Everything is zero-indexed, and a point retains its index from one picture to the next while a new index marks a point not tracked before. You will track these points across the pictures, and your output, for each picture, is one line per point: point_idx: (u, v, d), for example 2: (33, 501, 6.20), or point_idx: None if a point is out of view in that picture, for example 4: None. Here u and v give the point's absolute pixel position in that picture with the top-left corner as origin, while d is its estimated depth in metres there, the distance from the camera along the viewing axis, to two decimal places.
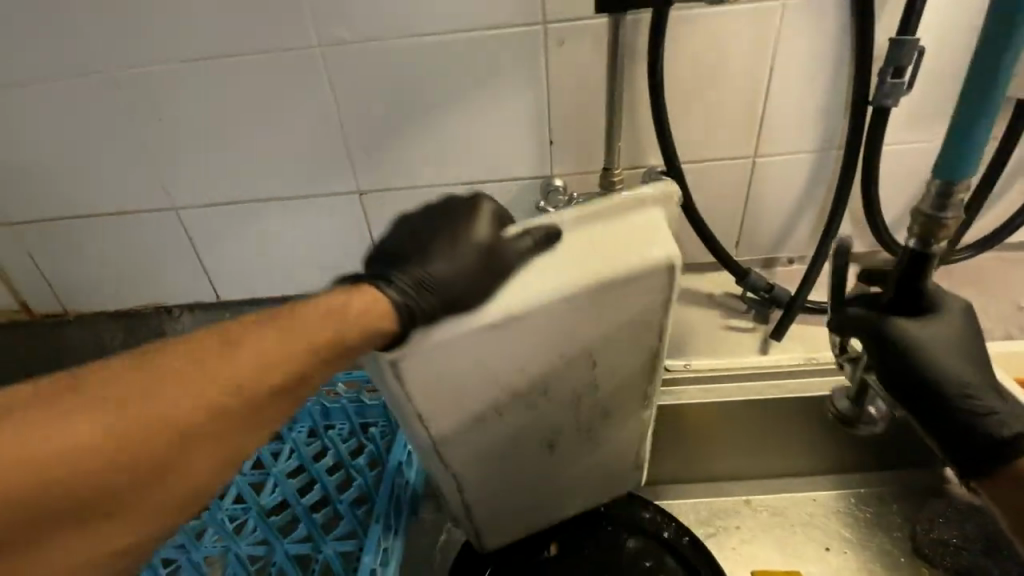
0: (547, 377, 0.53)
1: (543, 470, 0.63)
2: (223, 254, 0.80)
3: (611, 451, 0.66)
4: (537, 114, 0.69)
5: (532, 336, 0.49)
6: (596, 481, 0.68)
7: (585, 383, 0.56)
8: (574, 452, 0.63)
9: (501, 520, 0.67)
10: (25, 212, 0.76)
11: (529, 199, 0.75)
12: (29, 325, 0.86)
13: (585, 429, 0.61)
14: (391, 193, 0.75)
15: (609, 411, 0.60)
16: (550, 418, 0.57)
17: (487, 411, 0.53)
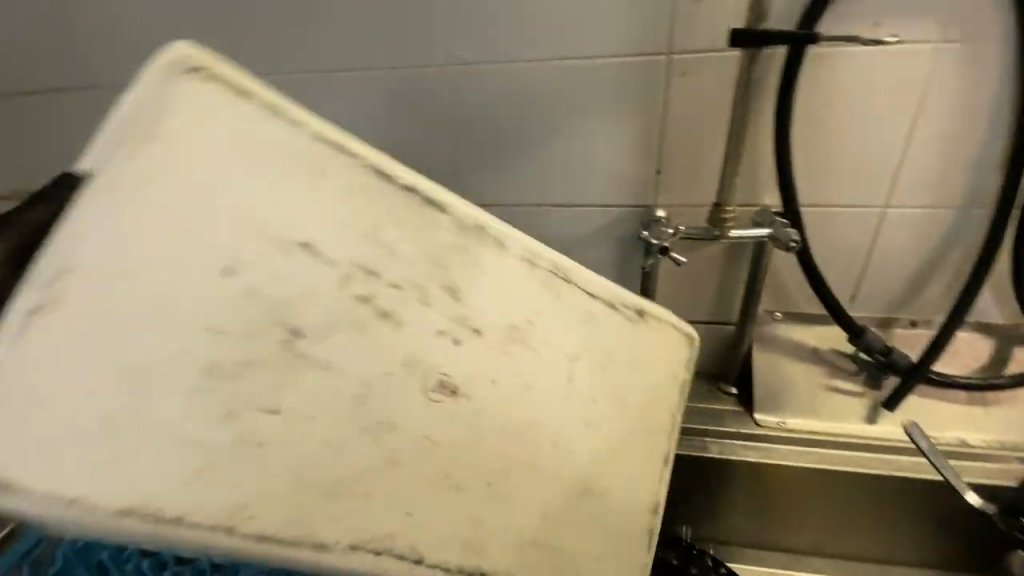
0: (278, 301, 0.35)
1: (489, 434, 0.44)
2: None
3: (554, 353, 0.47)
4: (649, 143, 0.68)
5: (114, 245, 0.31)
6: (620, 405, 0.52)
7: (343, 267, 0.38)
8: (487, 382, 0.44)
9: (567, 541, 0.49)
10: None
11: (627, 227, 0.74)
12: None
13: (448, 335, 0.42)
14: (489, 208, 0.76)
15: (456, 265, 0.43)
16: (333, 357, 0.37)
17: (215, 426, 0.34)
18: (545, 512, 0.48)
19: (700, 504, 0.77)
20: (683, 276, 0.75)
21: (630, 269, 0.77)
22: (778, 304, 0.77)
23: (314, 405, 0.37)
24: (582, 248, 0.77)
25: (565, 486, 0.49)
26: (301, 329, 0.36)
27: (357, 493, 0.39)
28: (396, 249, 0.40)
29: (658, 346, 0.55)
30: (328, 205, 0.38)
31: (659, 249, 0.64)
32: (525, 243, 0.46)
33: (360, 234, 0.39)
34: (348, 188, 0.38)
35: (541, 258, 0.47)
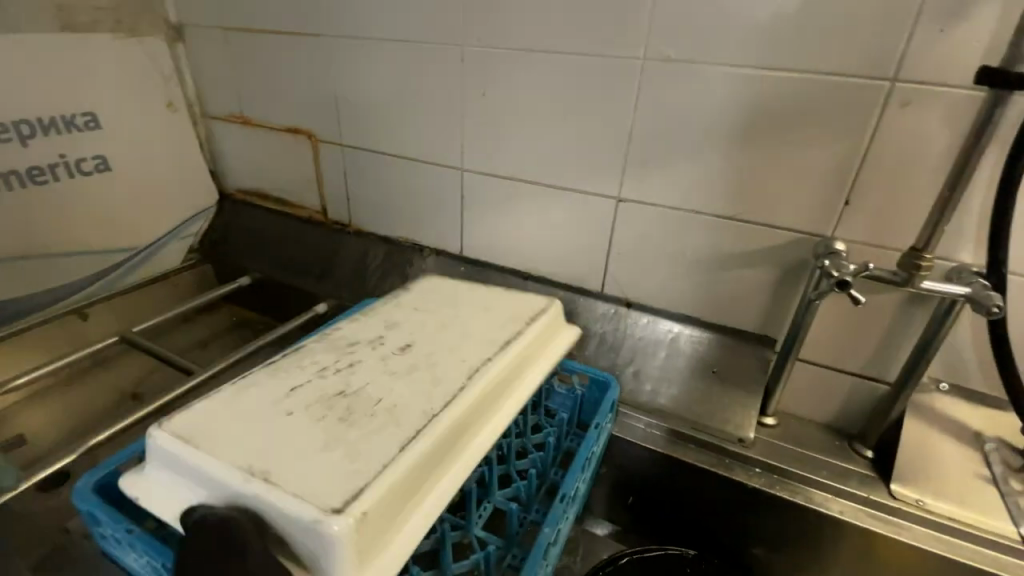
0: (316, 395, 0.49)
1: (426, 330, 0.59)
2: (481, 216, 0.90)
3: (422, 317, 0.62)
4: (842, 172, 0.64)
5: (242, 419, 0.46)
6: (458, 294, 0.68)
7: (310, 374, 0.52)
8: (399, 332, 0.59)
9: (518, 307, 0.65)
10: (354, 138, 0.95)
11: (792, 254, 0.71)
12: (323, 224, 1.07)
13: (380, 343, 0.57)
14: (647, 207, 0.77)
15: (349, 339, 0.58)
16: (362, 376, 0.52)
17: (332, 402, 0.49)
18: (492, 319, 0.62)
19: (798, 559, 0.72)
20: (843, 320, 0.72)
21: (782, 299, 0.74)
22: (946, 374, 0.70)
23: (374, 385, 0.50)
24: (735, 266, 0.75)
25: (479, 315, 0.62)
26: (343, 387, 0.50)
27: (431, 368, 0.53)
28: (310, 364, 0.54)
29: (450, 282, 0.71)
30: (287, 364, 0.53)
31: (838, 281, 0.61)
32: (354, 321, 0.61)
33: (293, 374, 0.52)
34: (265, 371, 0.52)
35: (370, 317, 0.62)
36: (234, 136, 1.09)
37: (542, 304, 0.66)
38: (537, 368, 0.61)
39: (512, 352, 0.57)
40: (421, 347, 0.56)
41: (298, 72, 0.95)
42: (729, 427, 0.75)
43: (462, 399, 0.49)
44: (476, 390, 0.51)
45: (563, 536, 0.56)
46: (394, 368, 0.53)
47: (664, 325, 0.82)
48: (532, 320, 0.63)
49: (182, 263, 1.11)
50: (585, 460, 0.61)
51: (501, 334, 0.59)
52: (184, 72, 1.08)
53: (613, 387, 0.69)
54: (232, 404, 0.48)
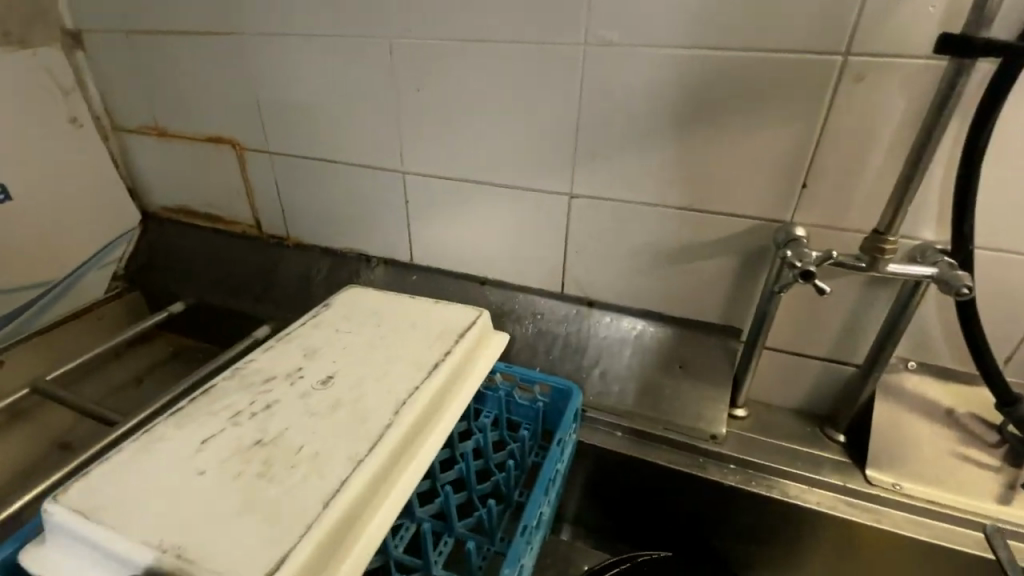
0: (233, 449, 0.43)
1: (345, 360, 0.53)
2: (425, 221, 0.84)
3: (346, 339, 0.56)
4: (798, 154, 0.61)
5: (147, 487, 0.40)
6: (378, 312, 0.61)
7: (225, 428, 0.45)
8: (306, 359, 0.54)
9: (448, 324, 0.58)
10: (284, 146, 0.87)
11: (752, 242, 0.68)
12: (259, 240, 0.99)
13: (299, 377, 0.51)
14: (602, 202, 0.72)
15: (265, 373, 0.52)
16: (281, 420, 0.46)
17: (251, 454, 0.43)
18: (417, 341, 0.56)
19: (778, 550, 0.71)
20: (809, 305, 0.69)
21: (746, 287, 0.71)
22: (913, 352, 0.69)
23: (292, 430, 0.45)
24: (696, 256, 0.71)
25: (409, 332, 0.57)
26: (260, 436, 0.45)
27: (354, 406, 0.47)
28: (222, 409, 0.48)
29: (379, 290, 0.65)
30: (191, 417, 0.47)
31: (801, 273, 0.57)
32: (271, 351, 0.55)
33: (205, 424, 0.46)
34: (172, 423, 0.46)
35: (288, 343, 0.56)
36: (152, 150, 0.99)
37: (474, 312, 0.61)
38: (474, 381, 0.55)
39: (444, 374, 0.52)
40: (346, 378, 0.51)
41: (215, 75, 0.86)
42: (700, 424, 0.73)
43: (387, 438, 0.44)
44: (404, 423, 0.46)
45: (529, 566, 0.52)
46: (315, 407, 0.47)
47: (628, 322, 0.79)
48: (463, 336, 0.57)
49: (104, 293, 1.02)
50: (547, 483, 0.56)
51: (433, 353, 0.54)
52: (87, 81, 0.96)
53: (575, 395, 0.65)
54: (140, 468, 0.42)
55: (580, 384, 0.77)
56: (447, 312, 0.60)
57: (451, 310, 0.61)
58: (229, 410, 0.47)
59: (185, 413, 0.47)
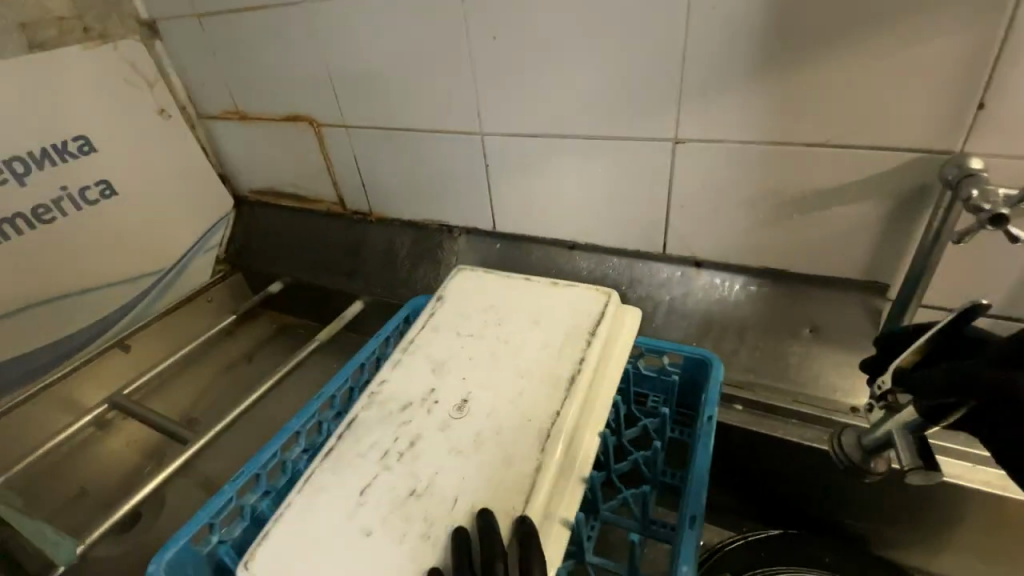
0: (391, 500, 0.43)
1: (475, 378, 0.51)
2: (509, 185, 0.79)
3: (469, 350, 0.54)
4: (974, 66, 0.49)
5: (326, 551, 0.41)
6: (496, 310, 0.58)
7: (379, 474, 0.45)
8: (436, 375, 0.53)
9: (573, 323, 0.55)
10: (359, 118, 0.85)
11: (904, 181, 0.57)
12: (342, 216, 0.99)
13: (434, 402, 0.50)
14: (710, 146, 0.63)
15: (399, 399, 0.51)
16: (428, 462, 0.46)
17: (413, 503, 0.43)
18: (545, 349, 0.53)
19: (926, 528, 0.64)
20: (974, 253, 0.58)
21: (893, 236, 0.61)
22: None
23: (444, 474, 0.44)
24: (829, 203, 0.62)
25: (535, 341, 0.54)
26: (414, 484, 0.44)
27: (499, 439, 0.46)
28: (369, 448, 0.48)
29: (487, 282, 0.62)
30: (345, 463, 0.47)
31: (990, 218, 0.46)
32: (399, 367, 0.54)
33: (357, 471, 0.46)
34: (327, 468, 0.47)
35: (414, 355, 0.55)
36: (236, 134, 1.01)
37: (603, 304, 0.56)
38: (612, 388, 0.51)
39: (584, 393, 0.49)
40: (478, 406, 0.49)
41: (286, 50, 0.84)
42: (836, 395, 0.65)
43: (542, 481, 0.43)
44: (555, 463, 0.44)
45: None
46: (457, 444, 0.46)
47: (744, 283, 0.71)
48: (592, 338, 0.53)
49: (211, 277, 1.07)
50: (702, 467, 0.52)
51: (564, 366, 0.51)
52: (169, 72, 0.98)
53: (713, 366, 0.60)
54: (312, 525, 0.43)
55: None
56: (569, 308, 0.57)
57: (572, 305, 0.57)
58: (380, 445, 0.48)
59: (332, 452, 0.48)
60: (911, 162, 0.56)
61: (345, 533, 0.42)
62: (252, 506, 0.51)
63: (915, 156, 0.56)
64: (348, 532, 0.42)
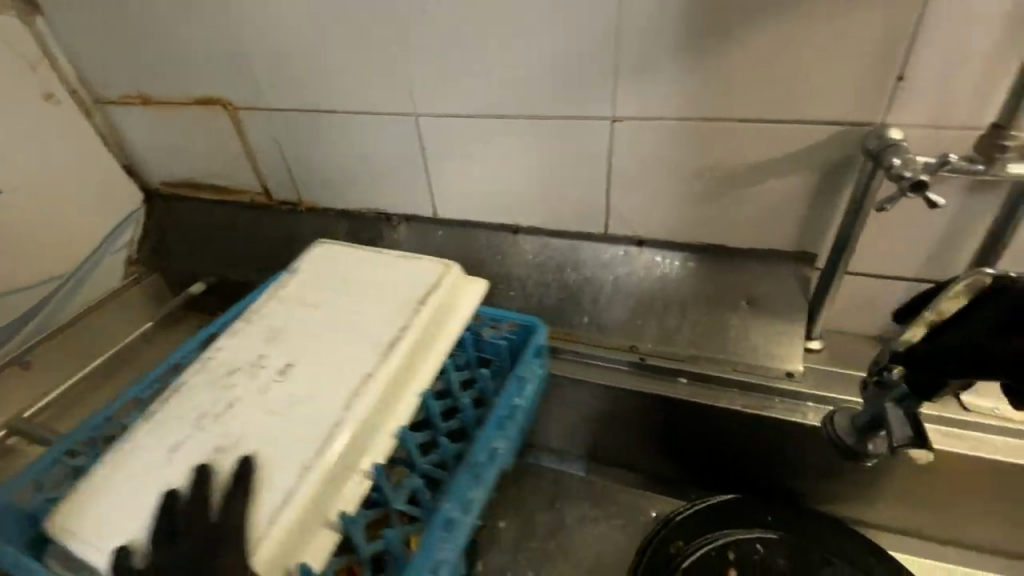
0: (201, 457, 0.44)
1: (306, 344, 0.51)
2: (446, 170, 0.76)
3: (307, 317, 0.54)
4: (893, 39, 0.51)
5: (125, 503, 0.42)
6: (344, 277, 0.58)
7: (191, 435, 0.46)
8: (269, 339, 0.52)
9: (412, 291, 0.55)
10: (280, 102, 0.78)
11: (830, 154, 0.59)
12: (268, 208, 0.92)
13: (260, 367, 0.50)
14: (650, 123, 0.63)
15: (229, 365, 0.51)
16: (240, 423, 0.46)
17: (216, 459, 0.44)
18: (377, 315, 0.53)
19: (856, 482, 0.68)
20: (894, 222, 0.61)
21: (822, 207, 0.63)
22: (1016, 264, 0.59)
23: (251, 433, 0.45)
24: (764, 177, 0.63)
25: (371, 308, 0.54)
26: (220, 444, 0.45)
27: (310, 400, 0.47)
28: (191, 410, 0.47)
29: (343, 249, 0.61)
30: (162, 423, 0.47)
31: (910, 185, 0.49)
32: (237, 334, 0.53)
33: (172, 431, 0.46)
34: (147, 428, 0.46)
35: (254, 324, 0.54)
36: (139, 120, 0.91)
37: (439, 275, 0.56)
38: (442, 351, 0.53)
39: (401, 357, 0.50)
40: (302, 369, 0.49)
41: (190, 23, 0.75)
42: (774, 363, 0.68)
43: (339, 438, 0.44)
44: (355, 422, 0.45)
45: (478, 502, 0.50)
46: (273, 405, 0.47)
47: (684, 260, 0.72)
48: (425, 303, 0.54)
49: (121, 281, 0.97)
50: (501, 418, 0.54)
51: (390, 331, 0.51)
52: (53, 50, 0.86)
53: (541, 332, 0.61)
54: (119, 481, 0.43)
55: (636, 333, 0.72)
56: (412, 274, 0.56)
57: (415, 271, 0.57)
58: (201, 407, 0.48)
59: (157, 415, 0.47)
60: (838, 135, 0.58)
61: (146, 486, 0.43)
62: (81, 465, 0.51)
63: (842, 128, 0.57)
64: (152, 486, 0.43)
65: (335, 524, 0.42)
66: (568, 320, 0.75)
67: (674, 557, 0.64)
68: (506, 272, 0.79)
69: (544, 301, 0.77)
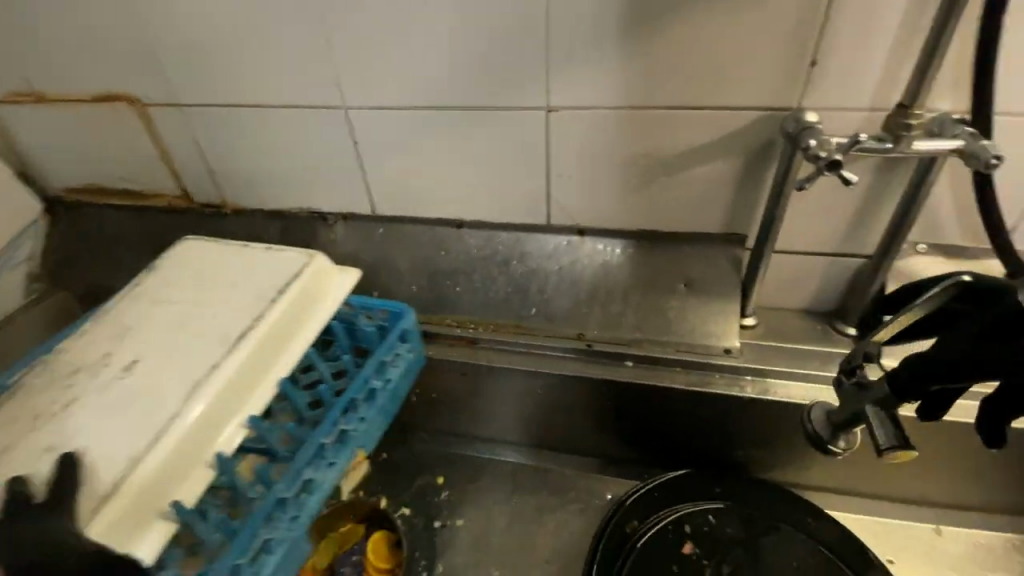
0: (33, 454, 0.47)
1: (153, 341, 0.54)
2: (381, 166, 0.74)
3: (160, 315, 0.56)
4: (805, 27, 0.54)
5: None
6: (206, 274, 0.59)
7: (26, 435, 0.48)
8: (118, 339, 0.55)
9: (270, 284, 0.57)
10: (195, 97, 0.73)
11: (754, 139, 0.62)
12: (190, 212, 0.86)
13: (104, 365, 0.52)
14: (585, 113, 0.63)
15: (73, 365, 0.53)
16: (78, 419, 0.49)
17: (46, 454, 0.47)
18: (233, 309, 0.55)
19: (793, 448, 0.72)
20: (814, 201, 0.65)
21: (749, 190, 0.66)
22: (924, 235, 0.64)
23: (88, 429, 0.48)
24: (695, 162, 0.65)
25: (224, 299, 0.56)
26: (56, 440, 0.47)
27: (150, 395, 0.49)
28: (31, 410, 0.50)
29: (209, 246, 0.63)
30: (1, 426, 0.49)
31: (827, 162, 0.52)
32: (85, 335, 0.55)
33: (11, 432, 0.49)
34: None
35: (107, 323, 0.56)
36: (30, 120, 0.82)
37: (300, 266, 0.58)
38: (295, 340, 0.55)
39: (247, 347, 0.52)
40: (147, 362, 0.52)
41: (82, 12, 0.68)
42: (712, 340, 0.71)
43: (173, 429, 0.47)
44: (191, 413, 0.48)
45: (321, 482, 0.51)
46: (114, 401, 0.50)
47: (625, 247, 0.73)
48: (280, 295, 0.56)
49: (23, 300, 0.88)
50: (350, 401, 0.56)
51: (240, 323, 0.54)
52: None
53: (405, 317, 0.64)
54: None
55: (582, 320, 0.73)
56: (271, 268, 0.59)
57: (276, 265, 0.59)
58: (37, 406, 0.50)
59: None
60: (759, 120, 0.60)
61: None
62: None
63: (765, 113, 0.60)
64: None
65: (171, 514, 0.45)
66: (516, 311, 0.75)
67: (630, 536, 0.66)
68: (450, 268, 0.77)
69: (490, 294, 0.76)
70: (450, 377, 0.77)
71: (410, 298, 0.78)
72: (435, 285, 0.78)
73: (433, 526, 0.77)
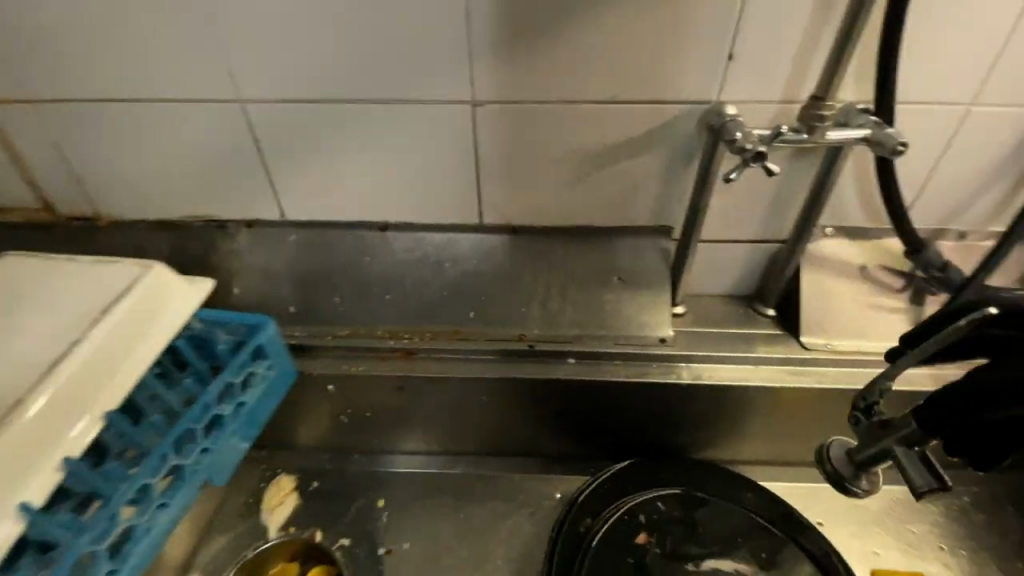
0: None
1: None
2: (291, 167, 0.67)
3: None
4: (721, 21, 0.55)
5: None
6: (26, 294, 0.54)
7: None
8: None
9: (99, 303, 0.52)
10: (49, 90, 0.61)
11: (678, 132, 0.63)
12: (51, 227, 0.72)
13: None
14: (513, 107, 0.61)
15: None
16: None
17: None
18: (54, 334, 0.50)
19: (727, 428, 0.76)
20: (735, 191, 0.68)
21: (675, 181, 0.67)
22: (831, 219, 0.70)
23: None
24: (624, 156, 0.65)
25: (48, 324, 0.51)
26: None
27: None
28: None
29: (31, 263, 0.57)
30: None
31: (754, 154, 0.53)
32: None
33: None
34: None
35: None
36: None
37: (137, 275, 0.54)
38: (127, 364, 0.50)
39: (64, 377, 0.47)
40: None
41: None
42: (649, 331, 0.72)
43: None
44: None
45: (155, 523, 0.51)
46: None
47: (559, 243, 0.72)
48: (106, 314, 0.51)
49: None
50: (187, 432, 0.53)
51: (56, 349, 0.49)
52: None
53: (265, 330, 0.62)
54: None
55: (521, 320, 0.71)
56: (104, 283, 0.54)
57: (110, 280, 0.54)
58: None
59: None
60: (682, 114, 0.61)
61: None
62: None
63: (687, 106, 0.61)
64: None
65: None
66: (451, 317, 0.72)
67: (585, 536, 0.65)
68: (379, 275, 0.73)
69: (423, 299, 0.72)
70: (383, 393, 0.72)
71: (334, 311, 0.73)
72: (363, 294, 0.73)
73: (377, 553, 0.73)
